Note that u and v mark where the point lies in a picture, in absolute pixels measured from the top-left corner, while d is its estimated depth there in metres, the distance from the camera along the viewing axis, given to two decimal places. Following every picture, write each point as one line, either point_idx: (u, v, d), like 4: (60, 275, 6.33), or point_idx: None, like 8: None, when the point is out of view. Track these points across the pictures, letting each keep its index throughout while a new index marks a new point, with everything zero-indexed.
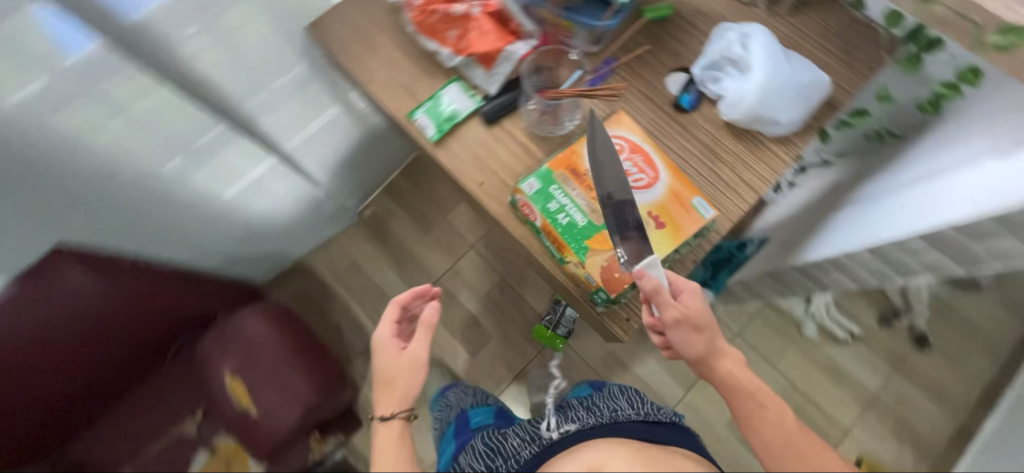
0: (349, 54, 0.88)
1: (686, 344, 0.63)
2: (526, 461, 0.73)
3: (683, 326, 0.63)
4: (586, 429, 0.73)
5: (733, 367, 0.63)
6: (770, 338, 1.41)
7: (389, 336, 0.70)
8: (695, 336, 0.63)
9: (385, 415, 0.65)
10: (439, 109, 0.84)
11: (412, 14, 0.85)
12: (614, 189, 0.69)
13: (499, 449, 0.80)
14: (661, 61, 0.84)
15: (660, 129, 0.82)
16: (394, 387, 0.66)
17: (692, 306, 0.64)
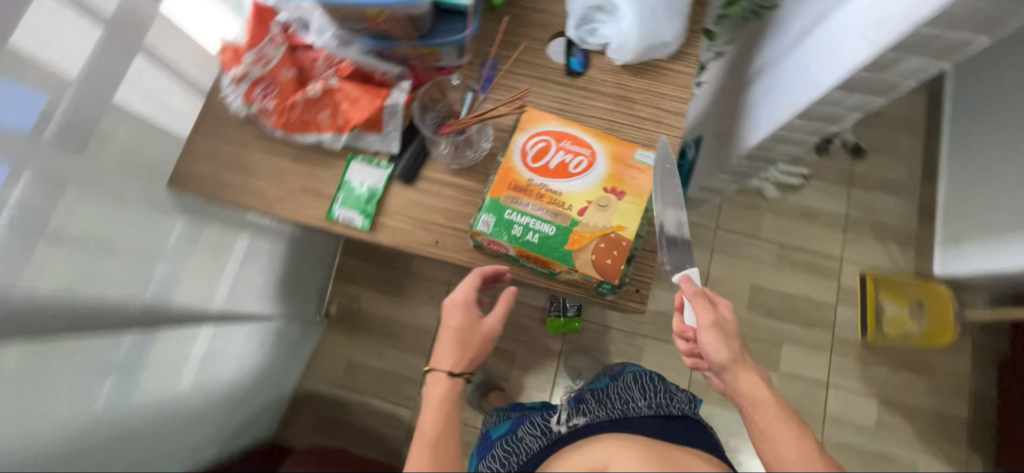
0: (233, 186, 0.80)
1: (716, 349, 0.62)
2: (535, 454, 0.74)
3: (716, 331, 0.63)
4: (595, 422, 0.74)
5: (759, 382, 0.61)
6: (743, 217, 1.49)
7: (462, 298, 0.65)
8: (725, 346, 0.62)
9: (444, 368, 0.63)
10: (354, 194, 0.78)
11: (272, 117, 0.76)
12: (662, 202, 0.71)
13: (508, 449, 0.80)
14: (533, 38, 0.83)
15: (569, 102, 0.81)
16: (456, 349, 0.64)
17: (725, 317, 0.65)
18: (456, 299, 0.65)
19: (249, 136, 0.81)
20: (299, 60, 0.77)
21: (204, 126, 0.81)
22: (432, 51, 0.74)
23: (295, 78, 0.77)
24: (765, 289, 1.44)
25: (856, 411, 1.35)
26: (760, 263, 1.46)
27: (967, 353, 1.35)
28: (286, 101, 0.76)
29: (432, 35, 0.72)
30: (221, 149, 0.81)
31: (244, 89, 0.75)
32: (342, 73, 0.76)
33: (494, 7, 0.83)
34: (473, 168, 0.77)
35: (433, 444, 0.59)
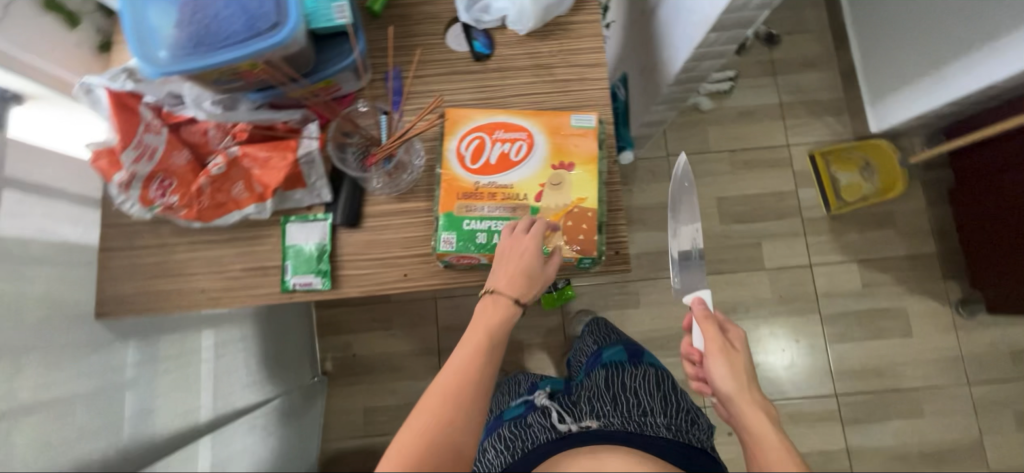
0: (172, 292, 0.74)
1: (723, 380, 0.59)
2: (541, 445, 0.74)
3: (721, 361, 0.60)
4: (608, 428, 0.74)
5: (771, 426, 0.55)
6: (689, 137, 1.51)
7: (530, 233, 0.62)
8: (732, 371, 0.59)
9: (505, 294, 0.60)
10: (302, 256, 0.73)
11: (181, 210, 0.68)
12: (681, 222, 0.74)
13: (516, 433, 0.82)
14: (428, 34, 0.78)
15: (487, 89, 0.76)
16: (519, 277, 0.60)
17: (736, 351, 0.61)
18: (526, 230, 0.63)
19: (169, 235, 0.74)
20: (189, 140, 0.71)
21: (115, 242, 0.74)
22: (327, 83, 0.68)
23: (192, 160, 0.70)
24: (730, 198, 1.48)
25: (843, 279, 1.43)
26: (718, 175, 1.49)
27: (919, 195, 1.44)
28: (190, 188, 0.68)
29: (320, 68, 0.66)
30: (144, 259, 0.74)
31: (138, 189, 0.66)
32: (241, 138, 0.71)
33: (375, 14, 0.77)
34: (415, 188, 0.73)
35: (474, 365, 0.56)
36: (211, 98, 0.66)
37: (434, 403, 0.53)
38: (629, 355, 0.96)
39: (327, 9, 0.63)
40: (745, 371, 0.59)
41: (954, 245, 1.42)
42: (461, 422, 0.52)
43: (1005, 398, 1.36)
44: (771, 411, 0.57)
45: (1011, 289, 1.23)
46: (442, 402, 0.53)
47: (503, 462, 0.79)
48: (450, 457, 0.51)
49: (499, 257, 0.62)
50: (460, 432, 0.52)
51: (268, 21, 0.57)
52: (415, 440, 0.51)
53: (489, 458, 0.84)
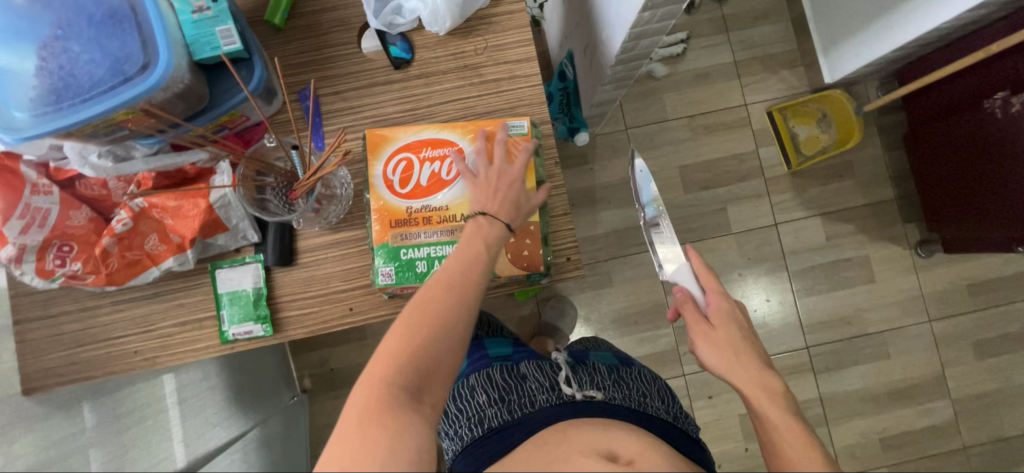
0: (102, 357, 0.68)
1: (717, 364, 0.59)
2: (542, 408, 0.70)
3: (712, 345, 0.59)
4: (611, 402, 0.71)
5: (773, 404, 0.55)
6: (646, 107, 1.46)
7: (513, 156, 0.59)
8: (718, 349, 0.59)
9: (501, 219, 0.56)
10: (238, 303, 0.67)
11: (88, 277, 0.62)
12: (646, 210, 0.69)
13: (509, 385, 0.76)
14: (339, 44, 0.71)
15: (412, 98, 0.71)
16: (510, 203, 0.57)
17: (719, 329, 0.60)
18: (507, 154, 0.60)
19: (89, 296, 0.68)
20: (87, 195, 0.64)
21: (30, 313, 0.68)
22: (231, 115, 0.61)
23: (93, 218, 0.63)
24: (692, 166, 1.46)
25: (807, 235, 1.45)
26: (678, 143, 1.46)
27: (876, 142, 1.45)
28: (94, 251, 0.62)
29: (218, 101, 0.60)
30: (66, 326, 0.68)
31: (33, 261, 0.60)
32: (147, 186, 0.63)
33: (277, 27, 0.70)
34: (348, 217, 0.68)
35: (473, 263, 0.53)
36: (98, 150, 0.59)
37: (431, 294, 0.52)
38: (617, 358, 0.86)
39: (211, 36, 0.57)
40: (737, 347, 0.58)
41: (911, 188, 1.44)
42: (456, 316, 0.51)
43: (962, 330, 1.43)
44: (777, 387, 0.56)
45: (962, 230, 1.26)
46: (440, 296, 0.51)
47: (496, 415, 0.72)
48: (443, 345, 0.50)
49: (481, 180, 0.59)
50: (454, 326, 0.51)
51: (136, 62, 0.50)
52: (411, 324, 0.50)
53: (478, 403, 0.76)
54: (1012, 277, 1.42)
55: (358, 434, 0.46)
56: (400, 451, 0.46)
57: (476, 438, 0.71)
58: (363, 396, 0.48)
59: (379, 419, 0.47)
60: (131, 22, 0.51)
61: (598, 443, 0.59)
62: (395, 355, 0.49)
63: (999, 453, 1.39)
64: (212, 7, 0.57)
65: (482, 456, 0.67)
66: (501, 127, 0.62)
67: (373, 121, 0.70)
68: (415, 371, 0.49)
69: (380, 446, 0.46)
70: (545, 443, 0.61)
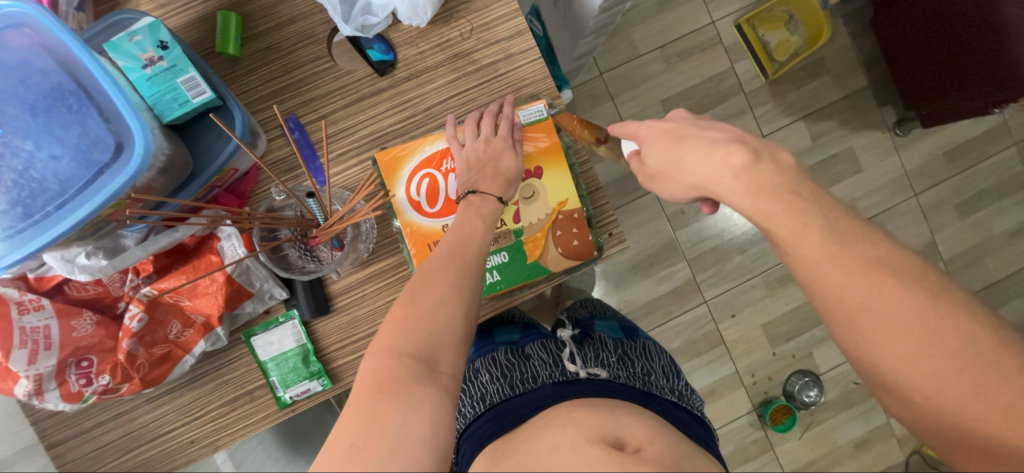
0: (156, 457, 0.64)
1: (671, 181, 0.50)
2: (545, 385, 0.64)
3: (655, 168, 0.51)
4: (616, 380, 0.65)
5: (743, 192, 0.44)
6: (616, 47, 1.40)
7: (497, 128, 0.59)
8: (671, 177, 0.50)
9: (491, 194, 0.56)
10: (286, 364, 0.63)
11: (122, 386, 0.57)
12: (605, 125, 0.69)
13: (513, 362, 0.71)
14: (310, 61, 0.63)
15: (407, 103, 0.64)
16: (502, 177, 0.57)
17: (657, 157, 0.51)
18: (491, 123, 0.59)
19: (119, 399, 0.63)
20: (82, 298, 0.57)
21: (62, 433, 0.62)
22: (222, 173, 0.54)
23: (100, 322, 0.57)
24: (674, 97, 1.40)
25: (795, 140, 1.43)
26: (655, 77, 1.40)
27: (843, 33, 1.44)
28: (117, 357, 0.56)
29: (204, 162, 0.53)
30: (107, 436, 0.63)
31: (56, 388, 0.55)
32: (147, 270, 0.57)
33: (234, 57, 0.61)
34: (377, 247, 0.62)
35: (469, 232, 0.52)
36: (83, 250, 0.52)
37: (434, 264, 0.48)
38: (623, 330, 0.82)
39: (175, 90, 0.49)
40: (673, 154, 0.49)
41: (882, 72, 1.44)
42: (465, 282, 0.47)
43: (947, 196, 1.45)
44: (738, 163, 0.44)
45: (938, 104, 1.26)
46: (445, 264, 0.48)
47: (498, 392, 0.66)
48: (454, 310, 0.45)
49: (468, 155, 0.59)
50: (463, 290, 0.47)
51: (107, 146, 0.43)
52: (420, 293, 0.46)
53: (480, 382, 0.70)
54: (984, 136, 1.45)
55: (368, 407, 0.39)
56: (416, 423, 0.39)
57: (477, 416, 0.65)
58: (373, 367, 0.42)
59: (390, 389, 0.40)
60: (84, 101, 0.43)
61: (603, 427, 0.52)
62: (401, 324, 0.44)
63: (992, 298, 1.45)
64: (163, 55, 0.48)
65: (480, 438, 0.61)
66: (510, 114, 0.60)
67: (372, 138, 0.64)
68: (425, 337, 0.43)
69: (390, 417, 0.38)
70: (543, 427, 0.54)
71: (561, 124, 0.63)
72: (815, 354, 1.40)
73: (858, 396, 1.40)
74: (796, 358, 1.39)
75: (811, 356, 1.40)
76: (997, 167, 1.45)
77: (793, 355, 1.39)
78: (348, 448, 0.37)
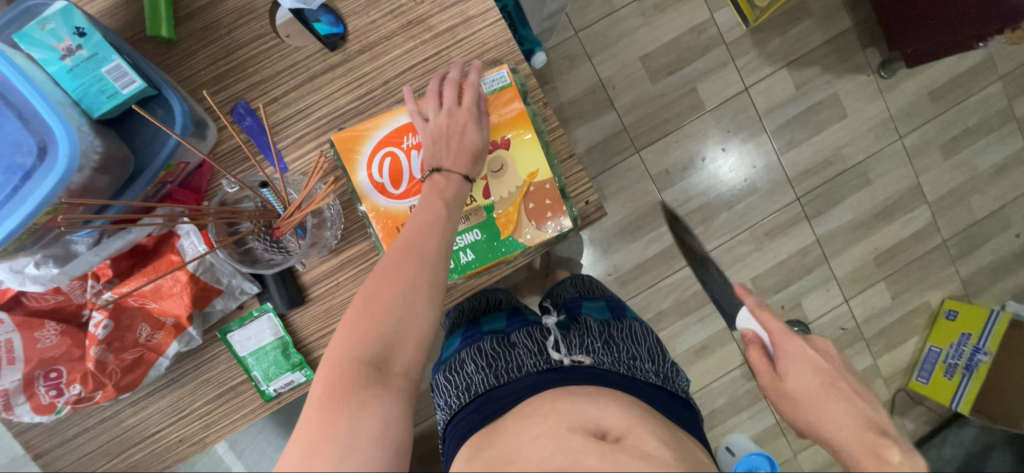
0: (147, 457, 0.64)
1: (799, 410, 0.51)
2: (528, 375, 0.63)
3: (789, 389, 0.52)
4: (601, 367, 0.64)
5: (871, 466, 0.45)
6: (590, 3, 1.33)
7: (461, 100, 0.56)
8: (796, 405, 0.51)
9: (456, 173, 0.53)
10: (266, 358, 0.62)
11: (96, 394, 0.56)
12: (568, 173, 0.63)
13: (498, 352, 0.69)
14: (253, 39, 0.58)
15: (362, 79, 0.60)
16: (467, 153, 0.54)
17: (787, 373, 0.52)
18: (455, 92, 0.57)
19: (101, 405, 0.62)
20: (43, 308, 0.55)
21: (46, 443, 0.62)
22: (170, 167, 0.51)
23: (64, 332, 0.55)
24: (653, 52, 1.35)
25: (778, 90, 1.39)
26: (633, 33, 1.34)
27: None
28: (87, 366, 0.55)
29: (146, 157, 0.49)
30: (93, 442, 0.62)
31: (26, 401, 0.54)
32: (107, 275, 0.55)
33: (168, 40, 0.57)
34: (345, 234, 0.60)
35: (434, 215, 0.50)
36: (32, 260, 0.50)
37: (388, 260, 0.46)
38: (610, 311, 0.82)
39: (100, 81, 0.45)
40: (815, 395, 0.50)
41: (867, 11, 1.39)
42: (423, 277, 0.45)
43: (932, 136, 1.43)
44: (892, 459, 0.44)
45: (922, 41, 1.22)
46: (400, 260, 0.46)
47: (483, 382, 0.65)
48: (406, 310, 0.44)
49: (432, 129, 0.56)
50: (420, 289, 0.45)
51: (29, 148, 0.41)
52: (375, 294, 0.44)
53: (466, 372, 0.68)
54: (969, 72, 1.42)
55: (319, 413, 0.39)
56: (366, 428, 0.39)
57: (463, 406, 0.65)
58: (326, 372, 0.41)
59: (340, 393, 0.40)
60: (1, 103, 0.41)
61: (584, 416, 0.53)
62: (355, 332, 0.43)
63: (976, 235, 1.46)
64: (82, 43, 0.44)
65: (465, 429, 0.61)
66: (473, 86, 0.57)
67: (329, 119, 0.60)
68: (378, 339, 0.42)
69: (340, 421, 0.39)
70: (525, 416, 0.55)
71: (525, 91, 0.59)
72: (803, 304, 1.43)
73: (845, 340, 1.45)
74: (784, 309, 1.43)
75: (799, 306, 1.43)
76: (982, 104, 1.43)
77: (782, 306, 1.42)
78: (301, 456, 0.37)
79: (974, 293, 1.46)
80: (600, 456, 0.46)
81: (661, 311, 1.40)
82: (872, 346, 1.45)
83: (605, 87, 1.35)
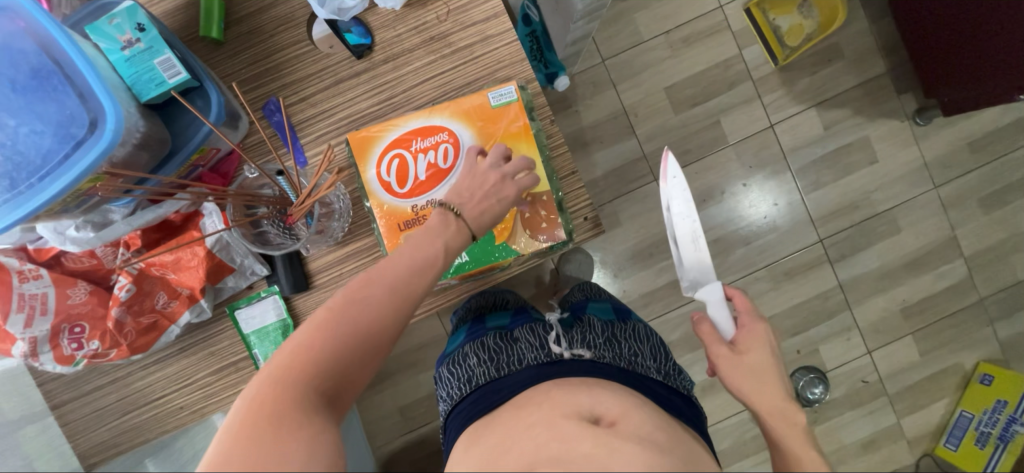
0: (150, 420, 0.68)
1: (744, 379, 0.55)
2: (528, 367, 0.64)
3: (741, 363, 0.55)
4: (600, 361, 0.64)
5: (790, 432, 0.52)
6: (618, 33, 1.37)
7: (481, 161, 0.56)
8: (746, 378, 0.55)
9: (466, 222, 0.51)
10: (268, 339, 0.65)
11: (111, 352, 0.61)
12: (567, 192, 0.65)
13: (500, 346, 0.70)
14: (291, 45, 0.65)
15: (384, 85, 0.65)
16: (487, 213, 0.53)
17: (745, 353, 0.56)
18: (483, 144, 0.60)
19: (115, 365, 0.67)
20: (78, 268, 0.61)
21: (64, 395, 0.67)
22: (202, 151, 0.56)
23: (93, 291, 0.61)
24: (678, 84, 1.37)
25: (805, 129, 1.38)
26: (659, 64, 1.37)
27: (860, 16, 1.37)
28: (106, 325, 0.60)
29: (182, 141, 0.55)
30: (105, 399, 0.67)
31: (49, 351, 0.59)
32: (136, 244, 0.60)
33: (217, 40, 0.63)
34: (353, 228, 0.64)
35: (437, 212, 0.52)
36: (74, 223, 0.55)
37: (358, 287, 0.45)
38: (615, 313, 0.81)
39: (151, 71, 0.51)
40: (761, 371, 0.55)
41: (903, 57, 1.37)
42: (391, 307, 0.45)
43: (971, 188, 1.37)
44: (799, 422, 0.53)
45: (959, 89, 1.19)
46: (368, 286, 0.45)
47: (484, 374, 0.66)
48: (368, 344, 0.44)
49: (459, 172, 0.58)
50: (385, 322, 0.45)
51: (82, 123, 0.46)
52: (339, 321, 0.43)
53: (467, 365, 0.70)
54: (1013, 125, 1.36)
55: (262, 437, 0.37)
56: (317, 453, 0.38)
57: (464, 397, 0.66)
58: (269, 391, 0.40)
59: (288, 420, 0.38)
60: (63, 80, 0.46)
61: (579, 403, 0.54)
62: (309, 352, 0.42)
63: (1017, 297, 1.37)
64: (141, 37, 0.51)
65: (464, 419, 0.63)
66: (501, 146, 0.57)
67: (350, 120, 0.65)
68: (336, 372, 0.42)
69: (285, 450, 0.37)
70: (522, 407, 0.56)
71: (530, 108, 0.63)
72: (821, 351, 1.37)
73: (866, 395, 1.37)
74: (800, 354, 1.37)
75: (816, 353, 1.37)
76: None
77: (798, 351, 1.37)
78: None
79: (1013, 358, 1.36)
80: (594, 442, 0.47)
81: (669, 343, 1.37)
82: (896, 404, 1.36)
83: (628, 114, 1.37)
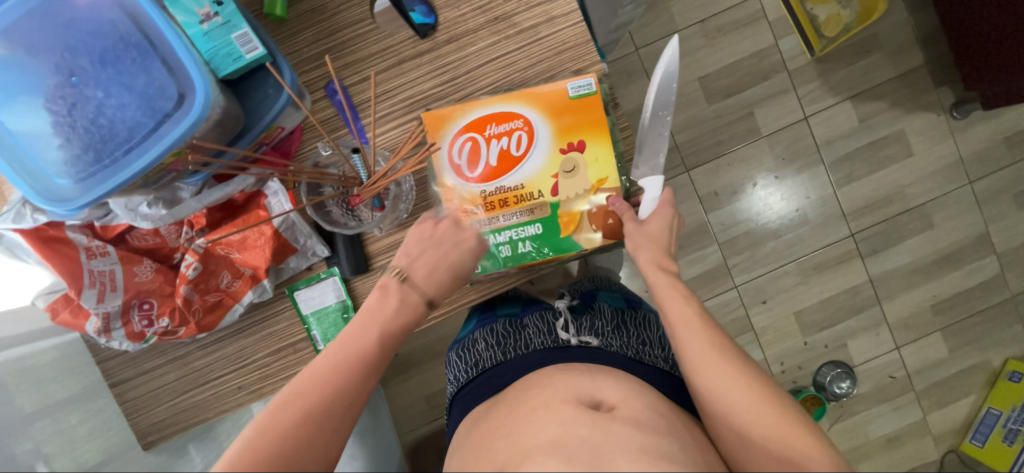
0: (206, 400, 0.68)
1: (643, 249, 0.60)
2: (535, 352, 0.65)
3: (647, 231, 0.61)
4: (607, 349, 0.65)
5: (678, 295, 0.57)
6: (655, 21, 1.35)
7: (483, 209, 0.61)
8: (643, 242, 0.60)
9: (414, 289, 0.54)
10: (326, 320, 0.65)
11: (180, 329, 0.61)
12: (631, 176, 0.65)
13: (509, 331, 0.70)
14: (353, 23, 0.64)
15: (446, 66, 0.64)
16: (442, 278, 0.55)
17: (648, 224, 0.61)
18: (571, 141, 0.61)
19: (174, 345, 0.67)
20: (142, 247, 0.61)
21: (124, 373, 0.67)
22: (270, 130, 0.56)
23: (158, 269, 0.61)
24: (713, 74, 1.35)
25: (840, 122, 1.36)
26: (694, 53, 1.35)
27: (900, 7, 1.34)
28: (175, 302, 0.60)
29: (254, 117, 0.55)
30: (164, 378, 0.67)
31: (121, 327, 0.59)
32: (201, 224, 0.60)
33: (280, 18, 0.62)
34: (415, 208, 0.64)
35: None
36: (145, 200, 0.56)
37: (299, 380, 0.47)
38: (627, 301, 0.80)
39: (229, 45, 0.51)
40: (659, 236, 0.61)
41: (942, 50, 1.34)
42: (335, 394, 0.47)
43: (1005, 184, 1.36)
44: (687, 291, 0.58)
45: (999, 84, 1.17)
46: (310, 375, 0.47)
47: (490, 358, 0.67)
48: (312, 434, 0.45)
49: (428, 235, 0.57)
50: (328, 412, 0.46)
51: (169, 95, 0.46)
52: (279, 417, 0.44)
53: (476, 350, 0.70)
54: None
55: None
56: None
57: (471, 380, 0.66)
58: None
59: None
60: (149, 52, 0.46)
61: (580, 388, 0.54)
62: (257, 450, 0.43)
63: None
64: (219, 11, 0.50)
65: (469, 402, 0.63)
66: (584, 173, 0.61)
67: (411, 101, 0.65)
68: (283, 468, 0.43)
69: None
70: (524, 390, 0.57)
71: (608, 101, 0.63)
72: (849, 346, 1.36)
73: (894, 390, 1.36)
74: (828, 349, 1.36)
75: (844, 348, 1.36)
76: None
77: (826, 345, 1.36)
78: None
79: None
80: (591, 425, 0.46)
81: None
82: (922, 400, 1.36)
83: None
